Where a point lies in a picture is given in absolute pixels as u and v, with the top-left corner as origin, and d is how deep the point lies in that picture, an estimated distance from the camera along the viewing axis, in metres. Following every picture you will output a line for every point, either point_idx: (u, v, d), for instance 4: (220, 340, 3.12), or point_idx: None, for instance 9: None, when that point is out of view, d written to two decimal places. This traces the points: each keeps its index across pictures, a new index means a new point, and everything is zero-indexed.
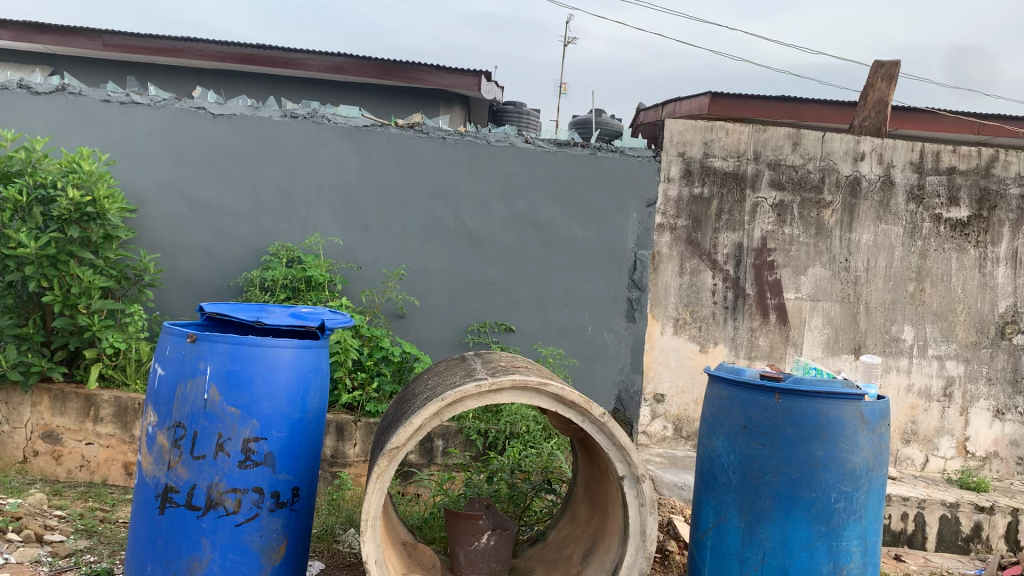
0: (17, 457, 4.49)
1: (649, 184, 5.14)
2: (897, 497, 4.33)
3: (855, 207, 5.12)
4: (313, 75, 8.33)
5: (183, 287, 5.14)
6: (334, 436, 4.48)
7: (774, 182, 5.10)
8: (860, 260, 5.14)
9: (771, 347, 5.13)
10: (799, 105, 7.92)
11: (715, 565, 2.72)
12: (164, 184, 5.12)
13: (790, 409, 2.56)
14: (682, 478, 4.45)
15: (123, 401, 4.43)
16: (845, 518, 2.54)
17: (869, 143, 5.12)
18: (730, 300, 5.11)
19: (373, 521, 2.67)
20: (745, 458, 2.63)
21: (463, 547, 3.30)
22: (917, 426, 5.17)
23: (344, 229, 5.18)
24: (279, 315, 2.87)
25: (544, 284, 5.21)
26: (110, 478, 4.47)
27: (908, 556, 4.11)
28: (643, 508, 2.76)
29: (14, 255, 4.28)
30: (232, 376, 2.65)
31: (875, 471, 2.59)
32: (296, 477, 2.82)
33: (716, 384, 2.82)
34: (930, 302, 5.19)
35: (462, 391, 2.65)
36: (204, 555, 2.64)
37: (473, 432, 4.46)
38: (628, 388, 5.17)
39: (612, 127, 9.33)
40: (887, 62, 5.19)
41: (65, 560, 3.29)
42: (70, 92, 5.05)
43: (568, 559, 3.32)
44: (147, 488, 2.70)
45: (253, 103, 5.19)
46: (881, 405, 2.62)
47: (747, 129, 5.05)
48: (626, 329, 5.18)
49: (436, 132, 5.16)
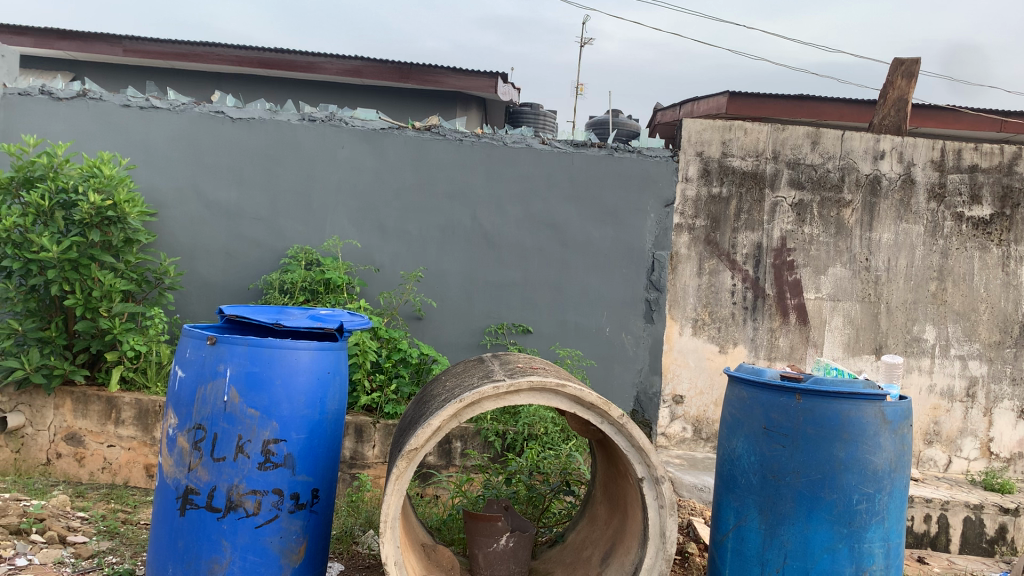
0: (41, 459, 4.53)
1: (666, 184, 5.12)
2: (920, 498, 4.28)
3: (875, 206, 5.08)
4: (330, 78, 8.37)
5: (203, 290, 5.18)
6: (353, 438, 4.49)
7: (793, 181, 5.06)
8: (880, 259, 5.10)
9: (791, 348, 5.10)
10: (818, 105, 7.87)
11: (736, 566, 2.70)
12: (183, 188, 5.16)
13: (810, 409, 2.54)
14: (702, 480, 4.42)
15: (144, 403, 4.46)
16: (867, 520, 2.51)
17: (889, 142, 5.08)
18: (749, 300, 5.08)
19: (391, 522, 2.67)
20: (766, 459, 2.62)
21: (482, 548, 3.29)
22: (940, 427, 5.12)
23: (362, 231, 5.20)
24: (298, 317, 2.89)
25: (561, 285, 5.21)
26: (131, 480, 4.51)
27: (931, 559, 4.06)
28: (663, 510, 2.74)
29: (37, 259, 4.32)
30: (251, 378, 2.66)
31: (898, 472, 2.56)
32: (315, 479, 2.83)
33: (736, 384, 2.80)
34: (952, 302, 5.13)
35: (480, 392, 2.64)
36: (224, 556, 2.65)
37: (491, 434, 4.45)
38: (646, 390, 5.16)
39: (629, 128, 9.32)
40: (907, 60, 5.09)
41: (87, 562, 3.31)
42: (91, 97, 5.11)
43: (588, 561, 3.31)
44: (168, 491, 2.71)
45: (272, 106, 5.22)
46: (904, 405, 2.59)
47: (765, 129, 5.03)
48: (644, 330, 5.16)
49: (453, 134, 5.17)
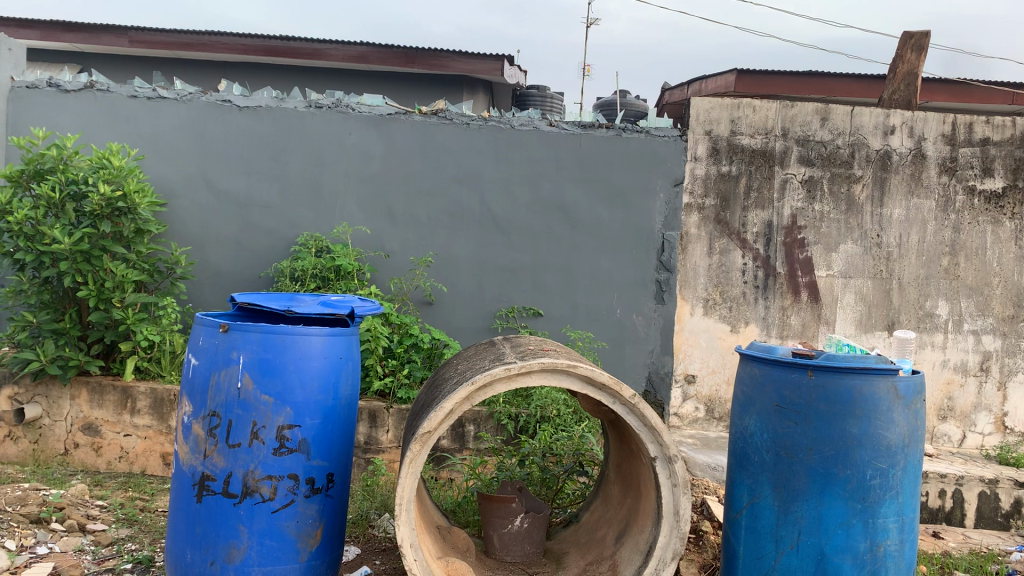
0: (58, 449, 4.58)
1: (675, 163, 5.10)
2: (934, 474, 4.27)
3: (886, 181, 5.04)
4: (337, 65, 8.36)
5: (214, 278, 5.20)
6: (367, 423, 4.51)
7: (802, 158, 5.03)
8: (892, 235, 5.07)
9: (803, 326, 5.08)
10: (827, 81, 7.81)
11: (750, 543, 2.70)
12: (193, 178, 5.18)
13: (823, 386, 2.53)
14: (715, 460, 4.43)
15: (159, 393, 4.50)
16: (881, 495, 2.52)
17: (899, 117, 5.04)
18: (760, 279, 5.06)
19: (406, 505, 2.68)
20: (779, 436, 2.61)
21: (497, 530, 3.34)
22: (954, 402, 5.11)
23: (371, 218, 5.20)
24: (310, 304, 2.89)
25: (570, 267, 5.21)
26: (148, 469, 4.56)
27: (946, 534, 4.05)
28: (676, 489, 2.76)
29: (49, 252, 4.32)
30: (265, 364, 2.67)
31: (911, 447, 2.56)
32: (330, 463, 2.85)
33: (748, 362, 2.79)
34: (965, 276, 5.10)
35: (491, 374, 2.65)
36: (241, 542, 2.67)
37: (503, 417, 4.49)
38: (658, 370, 5.16)
39: (637, 108, 9.27)
40: (917, 33, 5.09)
41: (107, 549, 3.35)
42: (98, 88, 5.11)
43: (602, 541, 3.33)
44: (185, 478, 2.74)
45: (278, 94, 5.21)
46: (917, 380, 2.58)
47: (774, 106, 4.99)
48: (655, 311, 5.16)
49: (460, 117, 5.15)
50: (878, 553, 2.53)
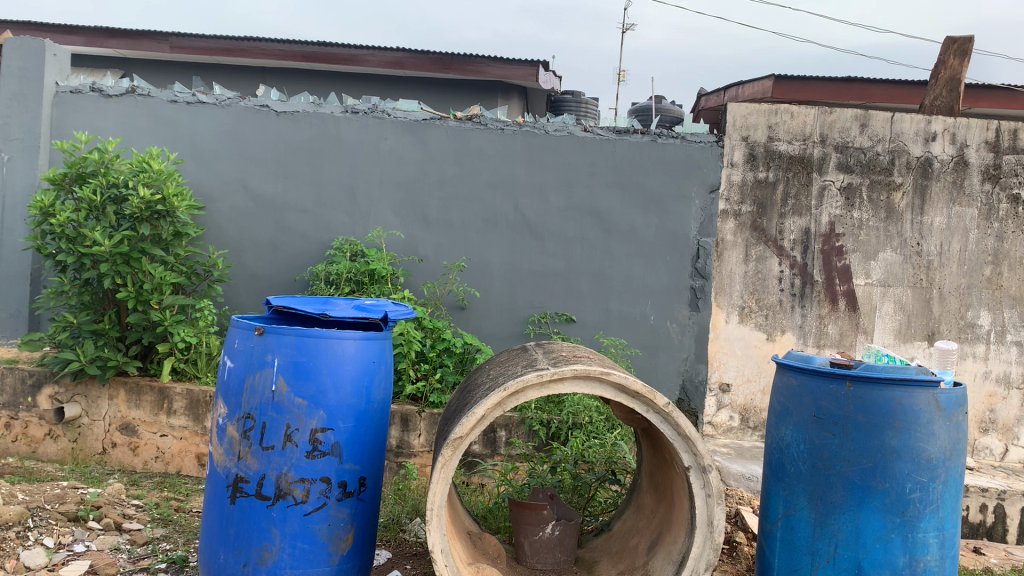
0: (96, 448, 4.65)
1: (711, 170, 5.05)
2: (975, 488, 4.18)
3: (926, 189, 4.96)
4: (374, 70, 8.43)
5: (250, 282, 5.25)
6: (399, 427, 4.54)
7: (841, 165, 4.95)
8: (932, 244, 4.98)
9: (840, 335, 5.00)
10: (866, 87, 7.72)
11: (786, 556, 2.66)
12: (231, 182, 5.23)
13: (861, 397, 2.49)
14: (750, 470, 4.37)
15: (195, 394, 4.55)
16: (920, 510, 2.47)
17: (941, 123, 4.95)
18: (797, 287, 4.99)
19: (437, 510, 2.68)
20: (815, 447, 2.57)
21: (528, 537, 3.31)
22: (996, 415, 5.01)
23: (405, 222, 5.22)
24: (343, 308, 2.91)
25: (604, 273, 5.18)
26: (184, 469, 4.61)
27: (988, 549, 3.93)
28: (710, 499, 2.73)
29: (90, 253, 4.41)
30: (299, 367, 2.69)
31: (952, 460, 2.50)
32: (362, 467, 2.85)
33: (785, 372, 2.74)
34: (1008, 287, 5.00)
35: (524, 380, 2.63)
36: (274, 544, 2.69)
37: (536, 423, 4.47)
38: (692, 378, 5.10)
39: (672, 114, 9.22)
40: (960, 38, 5.01)
41: (142, 548, 3.39)
42: (140, 93, 5.20)
43: (634, 550, 3.30)
44: (218, 479, 2.76)
45: (316, 99, 5.27)
46: (959, 392, 2.52)
47: (813, 112, 4.93)
48: (689, 318, 5.11)
49: (495, 123, 5.16)
50: (917, 568, 2.48)
